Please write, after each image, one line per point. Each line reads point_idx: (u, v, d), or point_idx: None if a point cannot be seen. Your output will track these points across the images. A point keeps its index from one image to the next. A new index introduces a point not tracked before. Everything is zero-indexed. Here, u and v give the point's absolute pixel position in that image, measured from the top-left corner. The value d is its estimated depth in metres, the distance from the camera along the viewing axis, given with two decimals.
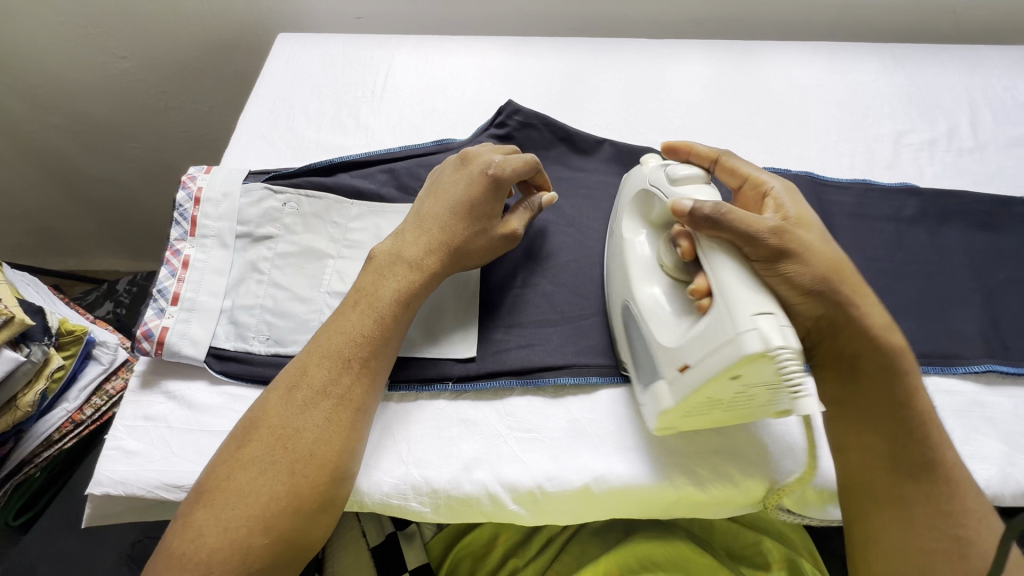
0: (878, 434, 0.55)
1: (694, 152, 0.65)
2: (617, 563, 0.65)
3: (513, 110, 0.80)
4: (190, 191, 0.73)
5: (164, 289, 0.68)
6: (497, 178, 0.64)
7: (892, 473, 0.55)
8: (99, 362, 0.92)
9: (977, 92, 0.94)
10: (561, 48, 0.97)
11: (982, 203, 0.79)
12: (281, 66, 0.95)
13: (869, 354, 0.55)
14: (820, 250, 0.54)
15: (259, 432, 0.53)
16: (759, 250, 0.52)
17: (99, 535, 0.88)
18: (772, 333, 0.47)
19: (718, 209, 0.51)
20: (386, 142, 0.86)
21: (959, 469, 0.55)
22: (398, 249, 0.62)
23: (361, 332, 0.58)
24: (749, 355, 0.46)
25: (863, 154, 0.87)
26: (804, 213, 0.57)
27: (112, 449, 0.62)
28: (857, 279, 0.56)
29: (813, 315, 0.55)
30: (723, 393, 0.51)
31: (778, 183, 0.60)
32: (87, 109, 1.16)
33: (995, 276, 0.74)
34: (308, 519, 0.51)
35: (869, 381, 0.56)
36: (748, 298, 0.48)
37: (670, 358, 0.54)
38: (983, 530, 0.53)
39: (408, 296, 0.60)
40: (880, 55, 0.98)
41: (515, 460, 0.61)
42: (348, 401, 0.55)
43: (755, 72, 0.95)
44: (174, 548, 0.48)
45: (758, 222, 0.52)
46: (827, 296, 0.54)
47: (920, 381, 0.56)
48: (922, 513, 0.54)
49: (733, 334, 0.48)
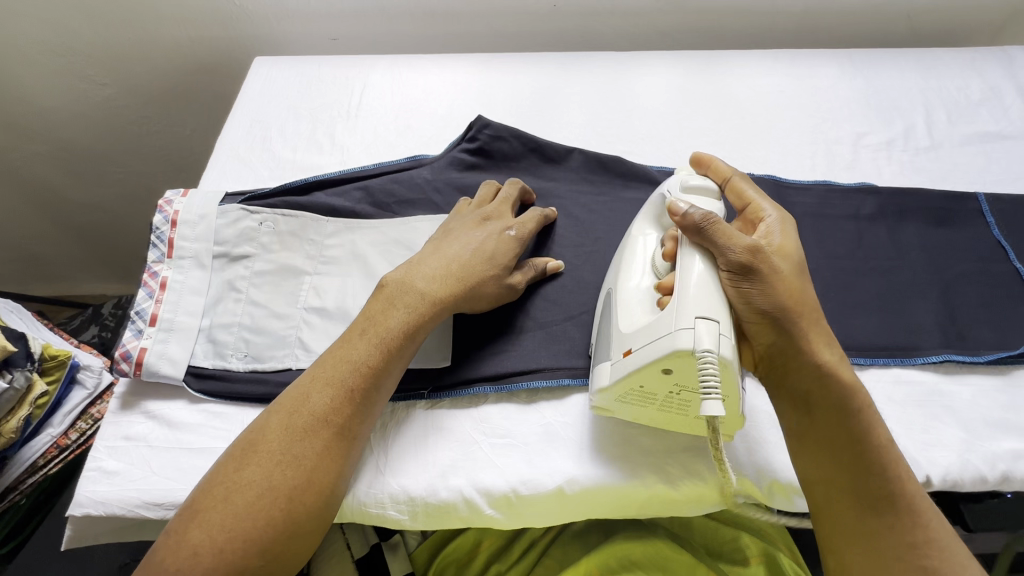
0: (838, 469, 0.55)
1: (713, 166, 0.67)
2: (600, 563, 0.66)
3: (483, 124, 0.83)
4: (166, 214, 0.74)
5: (141, 311, 0.70)
6: (519, 238, 0.70)
7: (856, 507, 0.54)
8: (84, 386, 0.93)
9: (932, 93, 0.98)
10: (530, 64, 1.00)
11: (936, 200, 0.82)
12: (257, 89, 0.97)
13: (821, 390, 0.56)
14: (786, 281, 0.56)
15: (259, 455, 0.53)
16: (732, 263, 0.54)
17: (85, 559, 0.88)
18: (706, 336, 0.50)
19: (707, 218, 0.55)
20: (361, 160, 0.88)
21: (920, 500, 0.54)
22: (410, 278, 0.64)
23: (367, 361, 0.59)
24: (677, 350, 0.50)
25: (823, 156, 0.91)
26: (788, 244, 0.59)
27: (92, 470, 0.63)
28: (814, 316, 0.57)
29: (764, 342, 0.57)
30: (656, 386, 0.55)
31: (775, 213, 0.61)
32: (69, 136, 1.18)
33: (951, 269, 0.77)
34: (301, 542, 0.52)
35: (824, 417, 0.56)
36: (700, 300, 0.52)
37: (620, 342, 0.57)
38: (949, 561, 0.52)
39: (415, 326, 0.62)
40: (838, 61, 1.02)
41: (488, 465, 0.62)
42: (347, 431, 0.56)
43: (718, 80, 0.98)
44: (166, 565, 0.48)
45: (738, 240, 0.55)
46: (781, 325, 0.55)
47: (877, 417, 0.57)
48: (890, 545, 0.53)
49: (671, 329, 0.51)
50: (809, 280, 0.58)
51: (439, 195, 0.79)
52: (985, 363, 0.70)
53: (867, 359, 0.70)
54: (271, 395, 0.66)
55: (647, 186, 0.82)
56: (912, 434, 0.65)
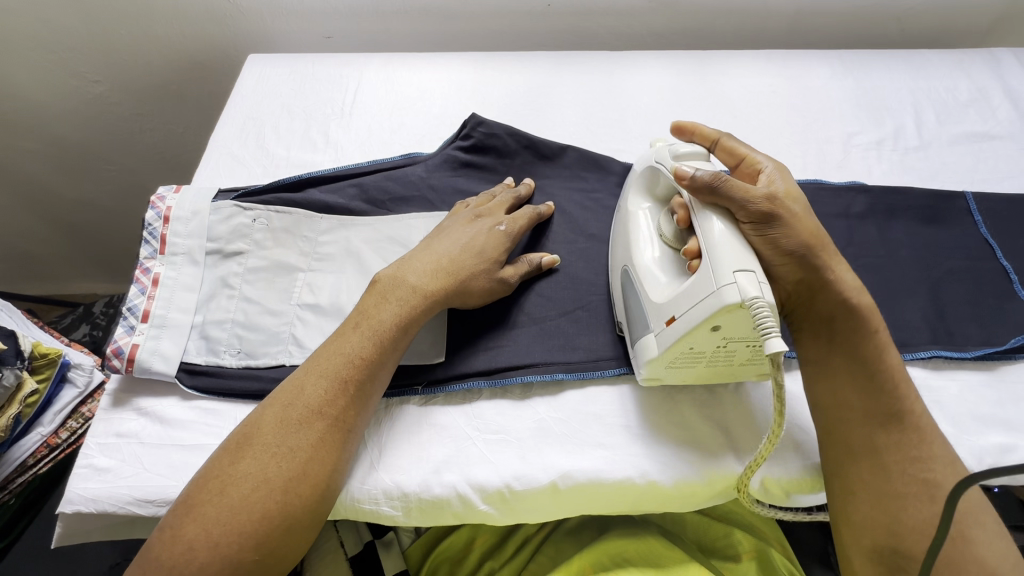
0: (855, 389, 0.57)
1: (698, 133, 0.69)
2: (592, 561, 0.66)
3: (477, 122, 0.83)
4: (159, 211, 0.74)
5: (133, 307, 0.69)
6: (510, 233, 0.70)
7: (869, 423, 0.56)
8: (75, 385, 0.92)
9: (922, 94, 0.99)
10: (525, 63, 1.01)
11: (925, 198, 0.83)
12: (250, 87, 0.96)
13: (844, 313, 0.58)
14: (806, 218, 0.59)
15: (253, 449, 0.53)
16: (752, 214, 0.56)
17: (78, 559, 0.88)
18: (750, 286, 0.50)
19: (718, 177, 0.55)
20: (355, 157, 0.88)
21: (925, 418, 0.56)
22: (402, 274, 0.64)
23: (360, 353, 0.59)
24: (726, 305, 0.50)
25: (815, 155, 0.91)
26: (793, 188, 0.60)
27: (83, 467, 0.62)
28: (833, 249, 0.59)
29: (794, 278, 0.58)
30: (706, 343, 0.55)
31: (771, 163, 0.63)
32: (61, 133, 1.17)
33: (940, 267, 0.78)
34: (292, 537, 0.52)
35: (842, 339, 0.59)
36: (731, 257, 0.52)
37: (657, 313, 0.58)
38: (949, 475, 0.53)
39: (407, 321, 0.61)
40: (830, 62, 1.03)
41: (483, 461, 0.62)
42: (342, 423, 0.56)
43: (711, 81, 0.99)
44: (162, 560, 0.48)
45: (755, 192, 0.56)
46: (806, 258, 0.58)
47: (890, 344, 0.59)
48: (893, 459, 0.55)
49: (714, 288, 0.51)
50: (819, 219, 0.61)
51: (433, 192, 0.79)
52: (972, 358, 0.71)
53: None
54: (265, 391, 0.66)
55: None
56: None
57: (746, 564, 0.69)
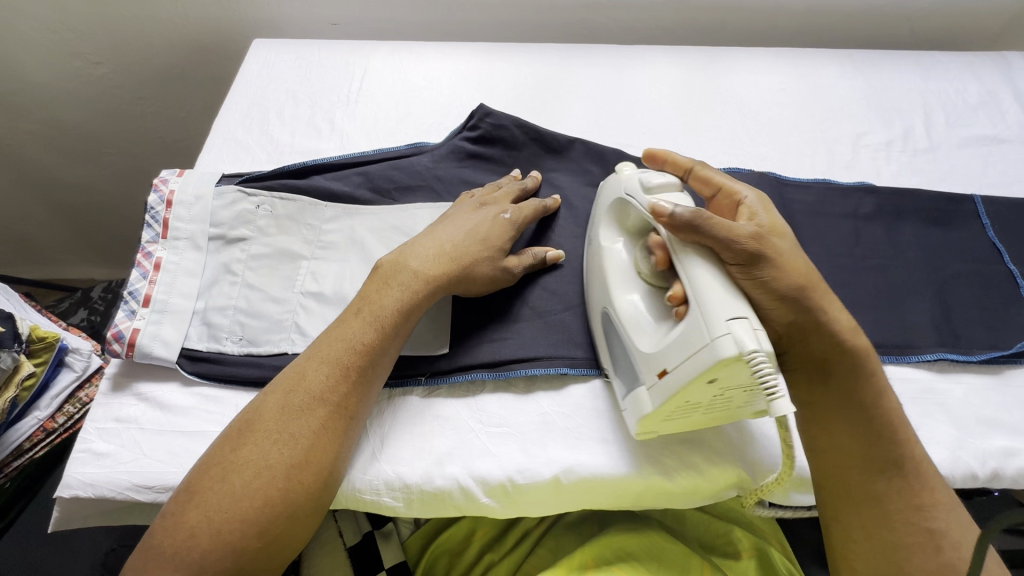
0: (852, 434, 0.57)
1: (670, 160, 0.68)
2: (594, 555, 0.64)
3: (485, 112, 0.82)
4: (161, 194, 0.73)
5: (135, 291, 0.68)
6: (514, 222, 0.70)
7: (866, 471, 0.56)
8: (72, 369, 0.91)
9: (932, 95, 0.98)
10: (533, 54, 0.99)
11: (933, 200, 0.83)
12: (255, 72, 0.95)
13: (836, 357, 0.57)
14: (791, 259, 0.55)
15: (255, 435, 0.52)
16: (737, 254, 0.53)
17: (73, 544, 0.87)
18: (744, 337, 0.48)
19: (700, 216, 0.52)
20: (361, 146, 0.87)
21: (926, 463, 0.56)
22: (403, 259, 0.63)
23: (362, 339, 0.58)
24: (723, 360, 0.48)
25: (824, 154, 0.91)
26: (778, 223, 0.58)
27: (82, 452, 0.62)
28: (824, 287, 0.57)
29: (785, 322, 0.55)
30: (701, 396, 0.53)
31: (751, 194, 0.60)
32: (61, 116, 1.16)
33: (947, 270, 0.78)
34: (295, 524, 0.51)
35: (836, 382, 0.57)
36: (721, 303, 0.50)
37: (649, 364, 0.56)
38: (952, 520, 0.54)
39: (408, 306, 0.61)
40: (840, 61, 1.02)
41: (486, 453, 0.62)
42: (343, 409, 0.56)
43: (720, 77, 0.98)
44: (165, 546, 0.48)
45: (740, 230, 0.53)
46: (799, 302, 0.55)
47: (887, 383, 0.58)
48: (896, 508, 0.55)
49: (707, 340, 0.49)
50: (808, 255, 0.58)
51: (438, 183, 0.79)
52: (977, 362, 0.71)
53: None
54: (266, 379, 0.65)
55: None
56: None
57: (746, 562, 0.69)
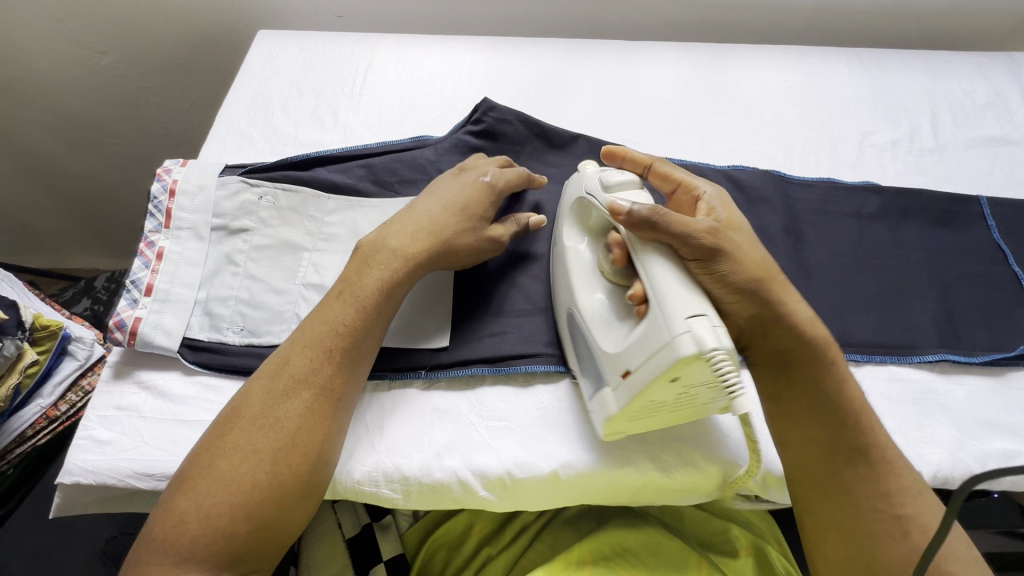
0: (816, 426, 0.57)
1: (629, 158, 0.67)
2: (591, 551, 0.65)
3: (489, 107, 0.82)
4: (165, 184, 0.73)
5: (137, 280, 0.69)
6: (494, 185, 0.68)
7: (834, 461, 0.56)
8: (75, 358, 0.92)
9: (939, 95, 0.98)
10: (538, 49, 0.99)
11: (939, 201, 0.82)
12: (259, 63, 0.95)
13: (799, 348, 0.58)
14: (750, 253, 0.57)
15: (241, 422, 0.53)
16: (694, 249, 0.54)
17: (73, 530, 0.88)
18: (705, 335, 0.48)
19: (656, 212, 0.53)
20: (364, 138, 0.87)
21: (893, 451, 0.56)
22: (383, 239, 0.63)
23: (343, 321, 0.58)
24: (682, 357, 0.48)
25: (829, 153, 0.90)
26: (734, 218, 0.59)
27: (83, 439, 0.62)
28: (785, 281, 0.59)
29: (747, 314, 0.57)
30: (664, 396, 0.53)
31: (711, 189, 0.62)
32: (66, 105, 1.16)
33: (951, 271, 0.77)
34: (287, 507, 0.52)
35: (800, 376, 0.58)
36: (682, 301, 0.50)
37: (612, 364, 0.56)
38: (923, 507, 0.54)
39: (390, 284, 0.61)
40: (847, 59, 1.01)
41: (484, 447, 0.62)
42: (330, 391, 0.56)
43: (726, 74, 0.98)
44: (158, 533, 0.49)
45: (696, 224, 0.54)
46: (756, 294, 0.56)
47: (849, 374, 0.59)
48: (864, 496, 0.55)
49: (668, 337, 0.49)
50: (763, 248, 0.59)
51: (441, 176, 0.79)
52: (980, 363, 0.71)
53: (864, 355, 0.70)
54: None
55: None
56: (907, 431, 0.65)
57: (743, 560, 0.68)
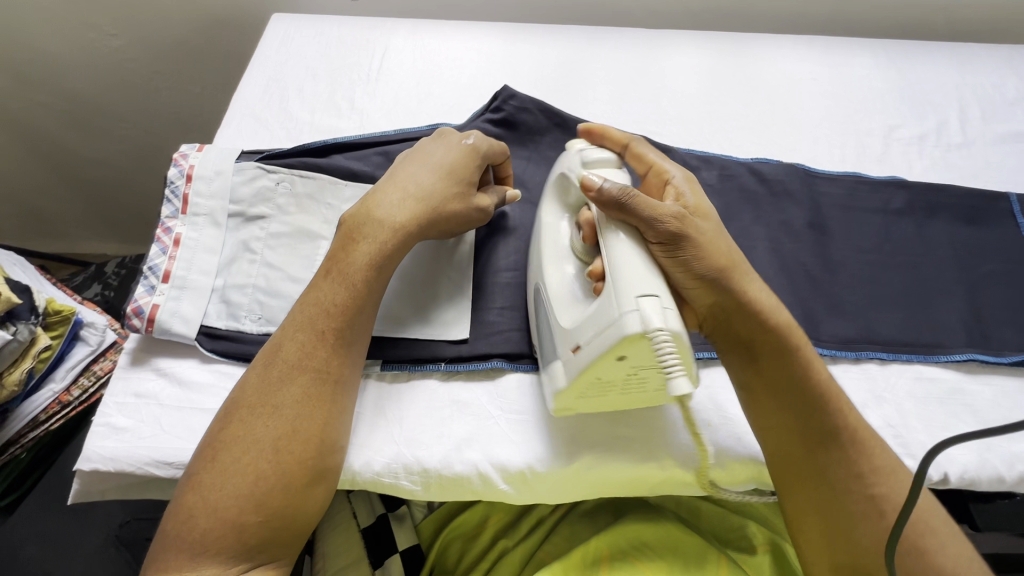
0: (783, 412, 0.56)
1: (607, 136, 0.65)
2: (609, 545, 0.65)
3: (509, 94, 0.80)
4: (181, 169, 0.72)
5: (154, 267, 0.68)
6: (478, 150, 0.66)
7: (807, 446, 0.56)
8: (87, 343, 0.92)
9: (967, 89, 0.95)
10: (558, 36, 0.97)
11: (968, 198, 0.80)
12: (274, 47, 0.93)
13: (763, 335, 0.56)
14: (713, 239, 0.56)
15: (240, 414, 0.53)
16: (661, 234, 0.53)
17: (87, 516, 0.88)
18: (652, 313, 0.48)
19: (626, 192, 0.52)
20: (381, 126, 0.86)
21: (864, 431, 0.56)
22: (370, 210, 0.61)
23: (333, 301, 0.57)
24: (628, 336, 0.48)
25: (854, 147, 0.88)
26: (701, 204, 0.59)
27: (101, 426, 0.62)
28: (744, 268, 0.57)
29: (707, 302, 0.56)
30: (613, 374, 0.53)
31: (680, 172, 0.62)
32: (76, 86, 1.14)
33: (979, 269, 0.76)
34: (298, 495, 0.51)
35: (767, 362, 0.57)
36: (637, 280, 0.49)
37: (565, 338, 0.55)
38: (894, 485, 0.55)
39: (380, 259, 0.59)
40: (873, 51, 0.99)
41: (504, 440, 0.61)
42: (327, 374, 0.55)
43: (750, 65, 0.95)
44: (169, 530, 0.49)
45: (664, 210, 0.53)
46: (718, 282, 0.55)
47: (814, 354, 0.58)
48: (839, 478, 0.55)
49: (617, 315, 0.49)
50: (729, 236, 0.58)
51: None
52: (1008, 364, 0.69)
53: (890, 354, 0.69)
54: None
55: None
56: (934, 431, 0.64)
57: (761, 557, 0.67)
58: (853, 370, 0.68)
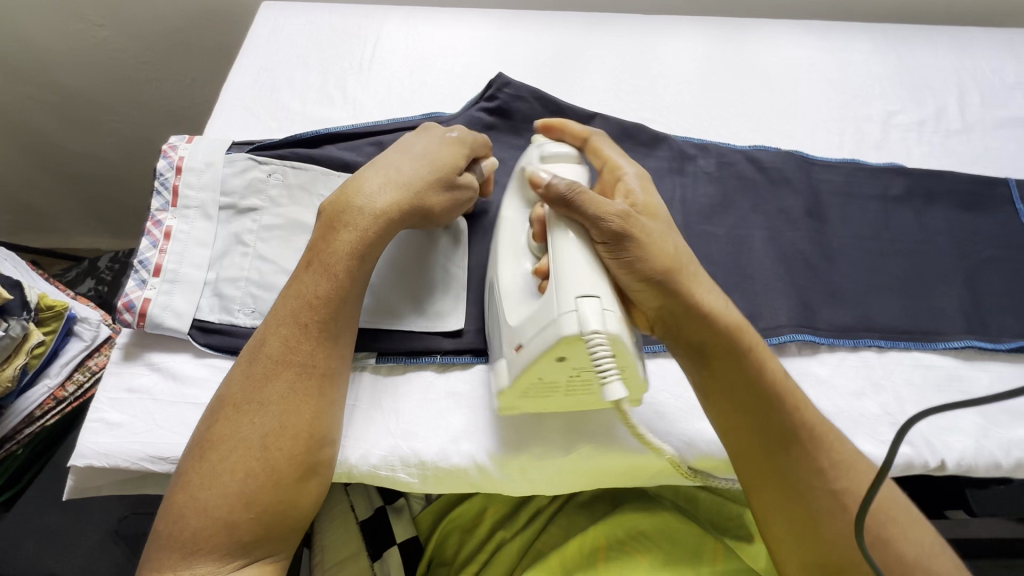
0: (739, 413, 0.55)
1: (567, 132, 0.65)
2: (606, 534, 0.66)
3: (503, 82, 0.79)
4: (171, 160, 0.71)
5: (145, 261, 0.67)
6: (463, 141, 0.65)
7: (768, 448, 0.55)
8: (81, 338, 0.90)
9: (967, 74, 0.94)
10: (552, 23, 0.95)
11: (967, 184, 0.80)
12: (264, 36, 0.92)
13: (715, 339, 0.54)
14: (660, 241, 0.54)
15: (228, 411, 0.52)
16: (603, 232, 0.52)
17: (85, 512, 0.88)
18: (591, 317, 0.48)
19: (571, 189, 0.53)
20: (374, 115, 0.84)
21: (825, 429, 0.55)
22: (348, 199, 0.59)
23: (316, 293, 0.56)
24: (565, 337, 0.48)
25: (853, 133, 0.88)
26: (652, 203, 0.58)
27: (94, 421, 0.61)
28: (692, 270, 0.56)
29: (654, 305, 0.54)
30: (556, 375, 0.52)
31: (633, 169, 0.61)
32: (63, 80, 1.13)
33: (977, 255, 0.75)
34: (291, 490, 0.51)
35: (722, 368, 0.55)
36: (580, 280, 0.50)
37: (510, 336, 0.54)
38: (853, 478, 0.54)
39: (362, 249, 0.58)
40: (872, 36, 0.97)
41: (500, 432, 0.61)
42: (312, 368, 0.54)
43: (746, 50, 0.94)
44: (162, 530, 0.49)
45: (608, 208, 0.53)
46: (664, 284, 0.53)
47: (768, 354, 0.56)
48: (806, 477, 0.54)
49: (556, 315, 0.49)
50: (680, 237, 0.57)
51: None
52: (1006, 351, 0.69)
53: (887, 341, 0.69)
54: None
55: (671, 154, 0.79)
56: (932, 419, 0.64)
57: (758, 543, 0.67)
58: (851, 358, 0.68)
